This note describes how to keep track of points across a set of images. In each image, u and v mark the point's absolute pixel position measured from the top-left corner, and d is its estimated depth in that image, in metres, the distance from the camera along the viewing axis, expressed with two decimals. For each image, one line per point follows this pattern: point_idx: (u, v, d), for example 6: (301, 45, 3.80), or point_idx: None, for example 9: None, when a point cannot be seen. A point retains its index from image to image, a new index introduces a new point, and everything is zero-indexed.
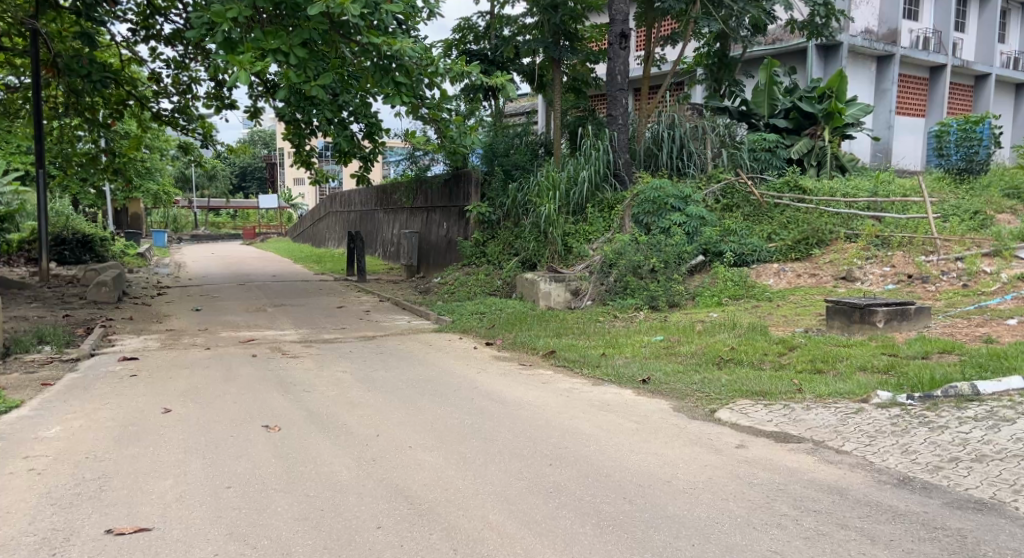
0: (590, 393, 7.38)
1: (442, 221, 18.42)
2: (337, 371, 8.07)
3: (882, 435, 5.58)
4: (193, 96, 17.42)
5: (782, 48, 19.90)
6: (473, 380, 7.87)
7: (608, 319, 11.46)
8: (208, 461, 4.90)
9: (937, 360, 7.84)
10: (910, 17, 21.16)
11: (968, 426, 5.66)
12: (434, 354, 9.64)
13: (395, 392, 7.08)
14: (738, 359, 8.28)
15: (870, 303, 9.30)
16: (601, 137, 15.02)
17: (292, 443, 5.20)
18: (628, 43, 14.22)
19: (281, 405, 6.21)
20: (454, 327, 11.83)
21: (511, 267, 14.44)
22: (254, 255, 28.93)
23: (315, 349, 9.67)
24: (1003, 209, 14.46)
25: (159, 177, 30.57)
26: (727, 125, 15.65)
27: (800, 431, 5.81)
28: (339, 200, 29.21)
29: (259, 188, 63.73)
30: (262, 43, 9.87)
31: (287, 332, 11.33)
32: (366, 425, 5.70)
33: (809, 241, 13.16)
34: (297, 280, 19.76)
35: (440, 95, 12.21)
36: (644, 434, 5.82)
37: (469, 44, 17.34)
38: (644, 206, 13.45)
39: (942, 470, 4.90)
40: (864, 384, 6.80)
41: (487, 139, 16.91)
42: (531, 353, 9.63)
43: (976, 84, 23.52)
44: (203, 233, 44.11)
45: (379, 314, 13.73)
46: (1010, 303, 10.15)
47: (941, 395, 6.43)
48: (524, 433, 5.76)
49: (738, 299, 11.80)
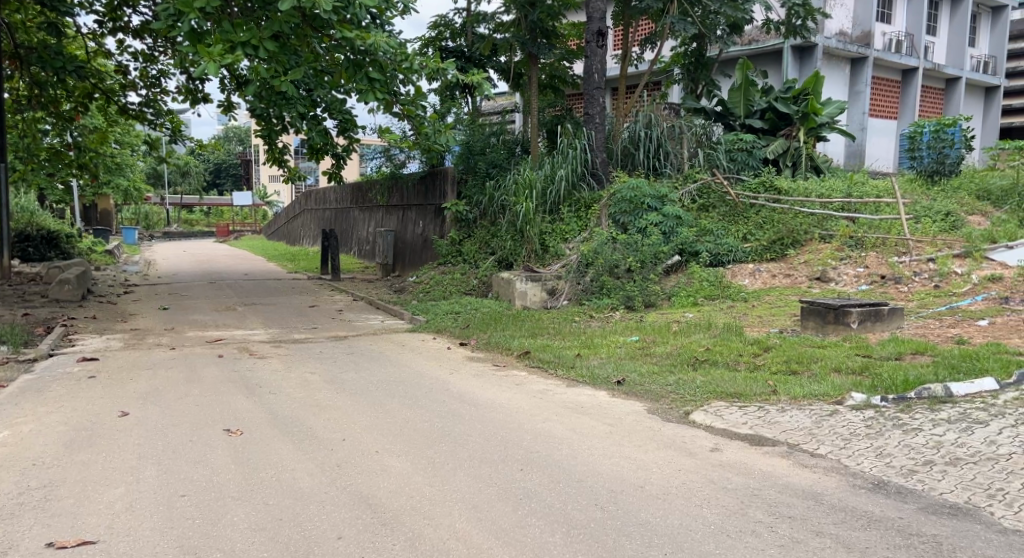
0: (564, 395, 7.29)
1: (417, 219, 18.29)
2: (306, 373, 7.92)
3: (857, 438, 5.52)
4: (162, 90, 17.18)
5: (757, 49, 19.96)
6: (445, 382, 7.75)
7: (584, 318, 11.38)
8: (163, 467, 4.74)
9: (910, 361, 7.84)
10: (883, 20, 21.32)
11: (943, 428, 5.62)
12: (407, 354, 9.51)
13: (365, 394, 6.95)
14: (713, 359, 8.23)
15: (844, 303, 9.28)
16: (578, 136, 14.95)
17: (253, 448, 5.05)
18: (605, 41, 14.15)
19: (245, 408, 6.06)
20: (428, 327, 11.70)
21: (487, 266, 14.34)
22: (226, 253, 28.58)
23: (285, 350, 9.50)
24: (974, 211, 14.57)
25: (129, 173, 30.15)
26: (702, 124, 15.65)
27: (775, 434, 5.75)
28: (314, 197, 28.96)
29: (234, 186, 63.10)
30: (232, 36, 9.70)
31: (258, 332, 11.14)
32: (333, 429, 5.56)
33: (783, 241, 13.16)
34: (270, 279, 19.54)
35: (416, 91, 12.07)
36: (618, 437, 5.74)
37: (445, 42, 17.26)
38: (621, 206, 13.39)
39: (917, 474, 4.84)
40: (839, 386, 6.76)
41: (464, 136, 16.78)
42: (506, 353, 9.53)
43: (948, 88, 23.74)
44: (177, 231, 43.58)
45: (353, 313, 13.56)
46: (981, 304, 10.21)
47: (914, 396, 6.39)
48: (496, 436, 5.66)
49: (714, 299, 11.77)
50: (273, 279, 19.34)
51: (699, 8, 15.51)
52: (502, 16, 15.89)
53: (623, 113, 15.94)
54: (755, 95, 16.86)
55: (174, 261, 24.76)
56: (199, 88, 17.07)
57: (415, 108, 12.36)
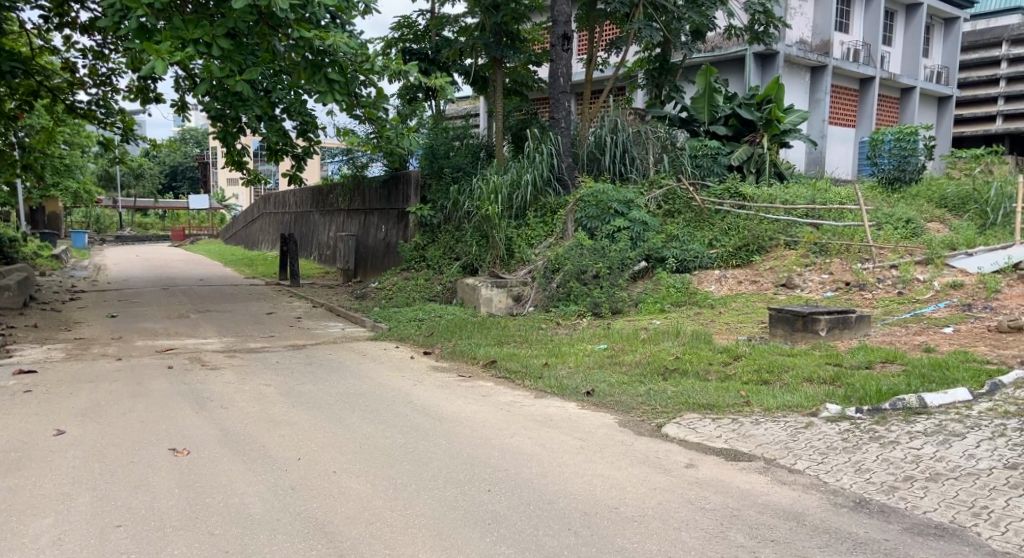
0: (532, 407, 7.05)
1: (379, 223, 17.94)
2: (262, 386, 7.57)
3: (834, 452, 5.35)
4: (113, 89, 16.67)
5: (720, 56, 19.96)
6: (408, 395, 7.46)
7: (550, 326, 11.16)
8: (98, 493, 4.39)
9: (880, 369, 7.73)
10: (841, 30, 21.52)
11: (919, 441, 5.44)
12: (368, 364, 9.21)
13: (323, 408, 6.65)
14: (682, 369, 8.04)
15: (812, 311, 9.16)
16: (544, 139, 14.75)
17: (200, 469, 4.73)
18: (570, 45, 13.97)
19: (194, 426, 5.72)
20: (390, 334, 11.39)
21: (452, 272, 14.08)
22: (181, 258, 27.92)
23: (241, 361, 9.14)
24: (934, 218, 14.66)
25: (79, 175, 29.34)
26: (667, 129, 15.57)
27: (751, 448, 5.56)
28: (273, 200, 28.43)
29: (191, 188, 61.88)
30: (183, 32, 9.32)
31: (212, 341, 10.73)
32: (286, 448, 5.25)
33: (749, 248, 13.07)
34: (226, 285, 19.05)
35: (377, 93, 11.76)
36: (589, 453, 5.50)
37: (409, 44, 16.98)
38: (588, 211, 13.21)
39: (898, 491, 4.67)
40: (812, 396, 6.59)
41: (427, 139, 16.50)
42: (471, 362, 9.27)
43: (904, 97, 24.02)
44: (129, 235, 42.56)
45: (312, 321, 13.19)
46: (945, 311, 10.19)
47: (888, 407, 6.22)
48: (460, 453, 5.39)
49: (681, 305, 11.62)
50: (229, 285, 18.85)
51: (663, 14, 15.41)
52: (466, 18, 15.65)
53: (588, 119, 15.77)
54: (719, 102, 16.86)
55: (126, 265, 24.08)
56: (151, 86, 16.54)
57: (377, 110, 12.06)
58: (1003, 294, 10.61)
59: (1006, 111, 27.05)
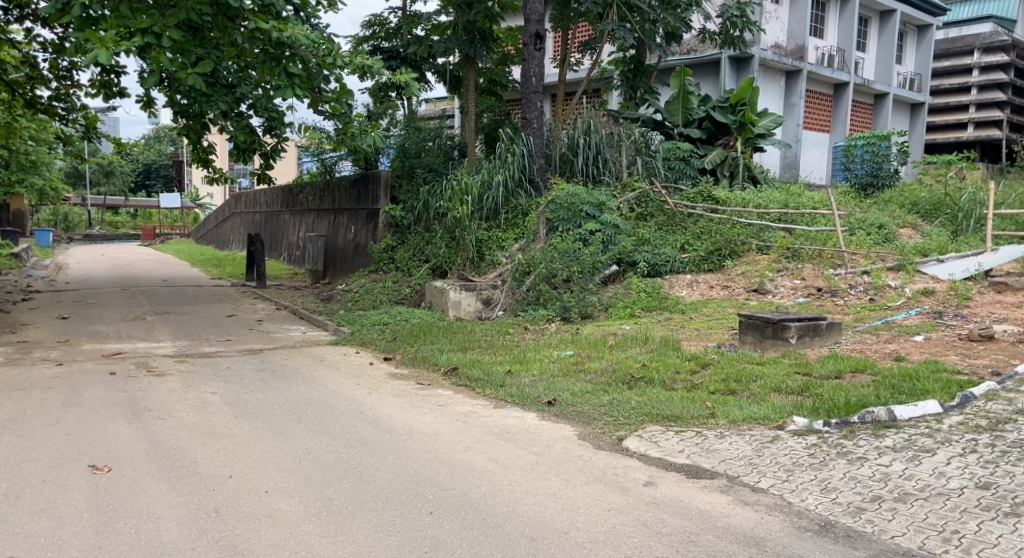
0: (489, 418, 6.75)
1: (349, 224, 17.56)
2: (208, 398, 7.25)
3: (799, 469, 5.09)
4: (75, 84, 16.21)
5: (695, 59, 19.78)
6: (362, 405, 7.15)
7: (517, 331, 10.84)
8: (3, 519, 4.28)
9: (850, 379, 7.49)
10: (816, 35, 21.46)
11: (888, 458, 5.18)
12: (324, 371, 8.88)
13: (269, 421, 6.40)
14: (648, 378, 7.77)
15: (782, 318, 8.90)
16: (516, 140, 14.49)
17: (122, 492, 4.64)
18: (543, 44, 13.69)
19: (126, 445, 5.58)
20: (352, 339, 11.03)
21: (420, 275, 13.74)
22: (148, 257, 27.36)
23: (190, 369, 8.78)
24: (906, 224, 14.53)
25: (45, 173, 28.69)
26: (641, 132, 15.31)
27: (714, 464, 5.30)
28: (244, 200, 27.91)
29: (164, 186, 60.91)
30: (130, 21, 8.99)
31: (165, 348, 10.34)
32: (218, 466, 5.15)
33: (721, 252, 12.85)
34: (191, 286, 18.59)
35: (342, 87, 11.41)
36: (543, 470, 5.22)
37: (380, 42, 16.63)
38: (559, 213, 12.95)
39: (865, 513, 4.41)
40: (779, 408, 6.34)
41: (398, 138, 16.15)
42: (432, 369, 8.94)
43: (878, 103, 23.98)
44: (97, 233, 41.80)
45: (273, 324, 12.80)
46: (917, 318, 10.00)
47: (857, 421, 5.95)
48: (404, 467, 5.20)
49: (651, 311, 11.36)
50: (193, 286, 18.38)
51: (637, 15, 15.18)
52: (438, 17, 15.35)
53: (562, 120, 15.46)
54: (694, 104, 16.60)
55: (90, 265, 23.53)
56: (114, 81, 16.08)
57: (343, 109, 11.74)
58: (974, 302, 10.48)
59: (978, 119, 27.21)
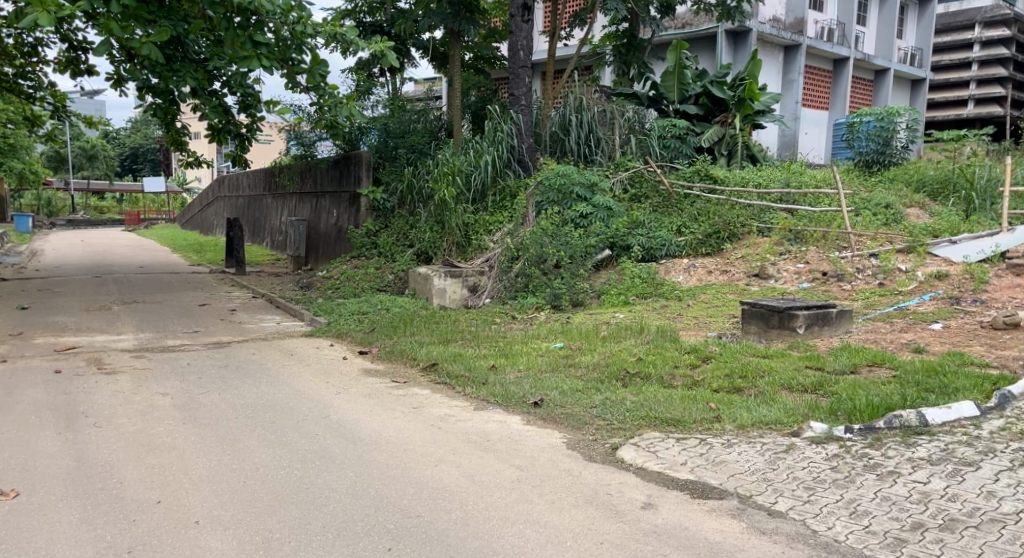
0: (468, 422, 6.03)
1: (330, 208, 16.79)
2: (158, 401, 6.57)
3: (822, 487, 4.40)
4: (41, 60, 15.42)
5: (691, 33, 18.97)
6: (327, 407, 6.45)
7: (504, 320, 10.10)
8: None
9: (867, 375, 6.79)
10: (815, 8, 20.64)
11: (924, 473, 4.46)
12: (293, 367, 8.16)
13: (219, 429, 5.71)
14: (644, 373, 7.06)
15: (790, 305, 8.17)
16: (503, 119, 13.75)
17: (22, 527, 4.02)
18: (530, 15, 12.90)
19: (47, 463, 4.88)
20: (327, 331, 10.28)
21: (404, 260, 13.03)
22: (127, 243, 26.51)
23: (146, 367, 8.09)
24: (913, 204, 13.83)
25: (22, 156, 27.79)
26: (635, 109, 14.50)
27: (722, 481, 4.62)
28: (226, 182, 27.10)
29: (151, 170, 59.70)
30: None
31: (124, 342, 9.62)
32: (149, 483, 4.54)
33: (720, 235, 12.15)
34: (167, 272, 17.83)
35: (315, 58, 10.62)
36: (526, 490, 4.55)
37: (363, 17, 15.87)
38: (549, 195, 12.14)
39: (907, 546, 3.77)
40: (792, 409, 5.63)
41: (382, 117, 15.31)
42: (409, 365, 8.19)
43: (877, 79, 23.22)
44: (80, 218, 40.94)
45: (247, 313, 12.04)
46: (931, 304, 9.31)
47: (883, 426, 5.22)
48: (365, 487, 4.56)
49: (647, 298, 10.64)
50: (169, 272, 17.61)
51: None
52: None
53: (552, 97, 14.57)
54: (689, 79, 15.85)
55: (65, 251, 22.75)
56: (81, 58, 15.26)
57: (320, 83, 11.03)
58: (991, 286, 9.78)
59: (977, 96, 26.40)
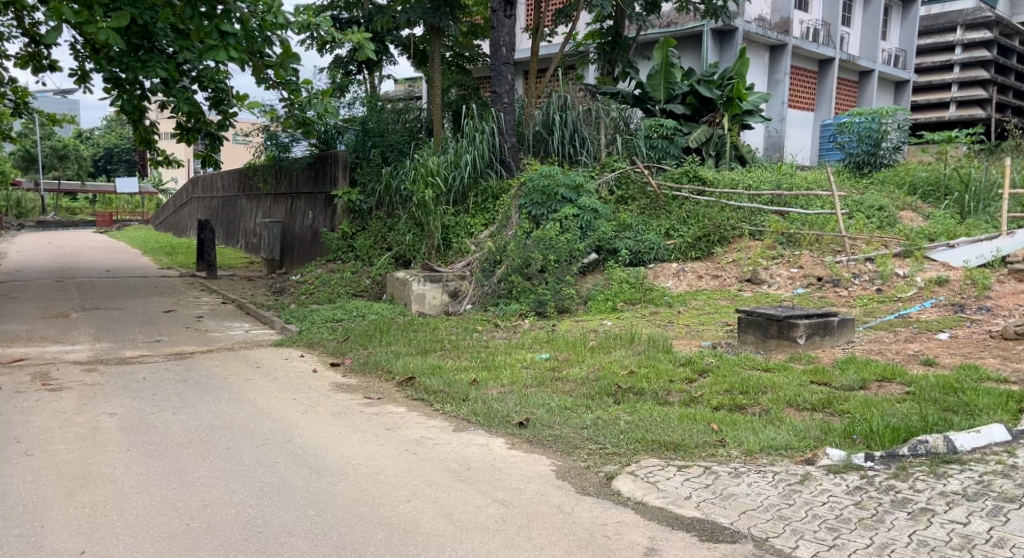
0: (447, 447, 5.45)
1: (307, 209, 16.12)
2: (103, 422, 5.96)
3: (848, 530, 3.93)
4: (4, 55, 14.71)
5: (676, 31, 18.45)
6: (291, 430, 5.86)
7: (486, 329, 9.51)
8: None
9: (877, 392, 6.25)
10: (801, 8, 20.20)
11: (962, 511, 4.04)
12: (257, 381, 7.54)
13: (166, 456, 5.12)
14: (638, 389, 6.50)
15: (789, 314, 7.66)
16: (484, 118, 13.20)
17: None
18: (512, 9, 12.35)
19: None
20: (298, 339, 9.66)
21: (382, 264, 12.43)
22: (97, 246, 25.63)
23: (96, 382, 7.46)
24: (906, 206, 13.37)
25: None
26: (620, 108, 13.98)
27: (733, 520, 4.11)
28: (200, 183, 26.34)
29: (127, 172, 58.47)
30: None
31: (78, 353, 8.96)
32: (75, 528, 4.00)
33: (710, 238, 11.62)
34: (134, 276, 17.07)
35: (286, 50, 10.00)
36: (512, 532, 4.03)
37: (340, 13, 15.26)
38: (533, 197, 11.58)
39: None
40: (804, 432, 5.10)
41: (359, 116, 14.68)
42: (384, 379, 7.58)
43: (863, 80, 22.86)
44: (52, 220, 39.85)
45: (214, 321, 11.40)
46: (934, 312, 8.84)
47: (908, 453, 4.71)
48: (326, 530, 4.02)
49: (635, 304, 10.13)
50: (136, 277, 16.84)
51: None
52: None
53: (535, 95, 14.00)
54: (676, 78, 15.34)
55: (31, 254, 21.94)
56: (44, 53, 14.55)
57: (292, 78, 10.45)
58: (995, 293, 9.24)
59: (960, 97, 26.11)
